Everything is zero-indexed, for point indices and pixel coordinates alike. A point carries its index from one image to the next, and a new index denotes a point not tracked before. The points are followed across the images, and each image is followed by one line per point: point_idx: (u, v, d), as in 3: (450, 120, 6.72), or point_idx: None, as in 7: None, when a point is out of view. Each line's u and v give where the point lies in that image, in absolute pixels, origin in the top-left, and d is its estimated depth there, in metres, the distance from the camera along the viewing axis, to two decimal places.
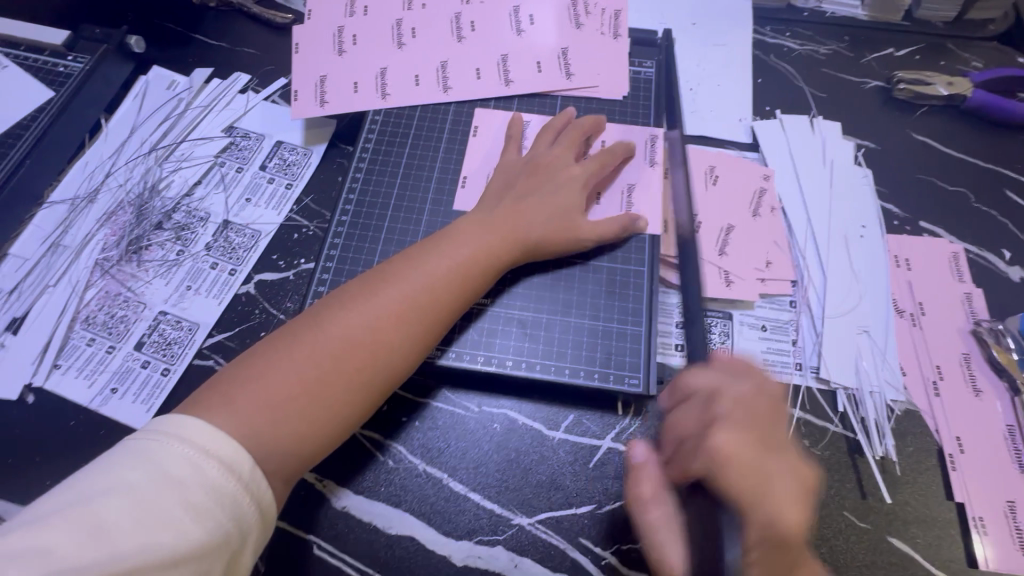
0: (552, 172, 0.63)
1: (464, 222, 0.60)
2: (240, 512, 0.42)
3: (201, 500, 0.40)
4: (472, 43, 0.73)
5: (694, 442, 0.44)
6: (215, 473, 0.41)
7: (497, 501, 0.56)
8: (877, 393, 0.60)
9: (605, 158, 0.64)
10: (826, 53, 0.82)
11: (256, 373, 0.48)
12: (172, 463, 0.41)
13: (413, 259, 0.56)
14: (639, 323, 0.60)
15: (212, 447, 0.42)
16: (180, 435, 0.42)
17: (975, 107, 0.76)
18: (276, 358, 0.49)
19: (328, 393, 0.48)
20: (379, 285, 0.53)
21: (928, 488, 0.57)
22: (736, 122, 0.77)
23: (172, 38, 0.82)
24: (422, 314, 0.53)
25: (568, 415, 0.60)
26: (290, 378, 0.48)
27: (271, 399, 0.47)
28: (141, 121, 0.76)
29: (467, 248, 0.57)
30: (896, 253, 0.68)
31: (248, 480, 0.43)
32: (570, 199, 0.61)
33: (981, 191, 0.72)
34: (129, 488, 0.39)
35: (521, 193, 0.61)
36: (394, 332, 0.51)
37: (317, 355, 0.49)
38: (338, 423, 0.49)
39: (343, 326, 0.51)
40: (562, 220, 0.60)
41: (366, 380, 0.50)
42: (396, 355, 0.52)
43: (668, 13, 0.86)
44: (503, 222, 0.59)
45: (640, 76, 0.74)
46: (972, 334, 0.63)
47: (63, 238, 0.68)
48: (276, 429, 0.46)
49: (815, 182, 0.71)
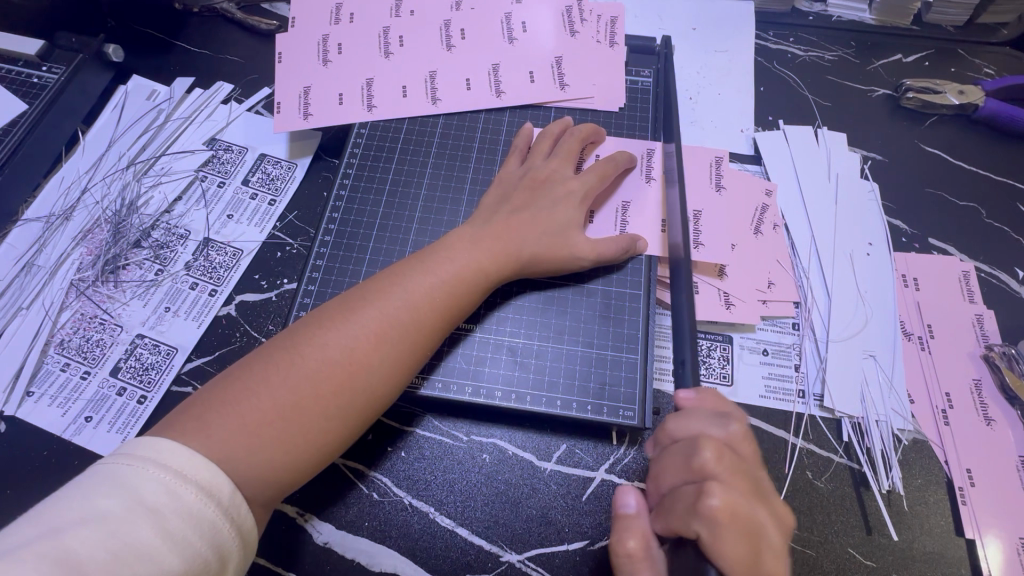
0: (548, 187, 0.60)
1: (451, 238, 0.57)
2: (220, 540, 0.39)
3: (177, 529, 0.38)
4: (462, 51, 0.70)
5: (688, 504, 0.40)
6: (194, 499, 0.39)
7: (486, 537, 0.54)
8: (884, 422, 0.57)
9: (604, 170, 0.61)
10: (831, 59, 0.79)
11: (229, 396, 0.45)
12: (146, 489, 0.38)
13: (405, 274, 0.53)
14: (634, 349, 0.57)
15: (190, 470, 0.40)
16: (156, 459, 0.40)
17: (987, 116, 0.73)
18: (255, 379, 0.46)
19: (306, 416, 0.46)
20: (364, 302, 0.51)
21: (936, 523, 0.54)
22: (737, 133, 0.74)
23: (152, 46, 0.79)
24: (407, 335, 0.50)
25: (560, 444, 0.57)
26: (263, 401, 0.45)
27: (248, 424, 0.44)
28: (119, 134, 0.73)
29: (454, 265, 0.54)
30: (904, 272, 0.65)
31: (228, 506, 0.41)
32: (565, 216, 0.58)
33: (993, 206, 0.69)
34: (101, 516, 0.36)
35: (515, 208, 0.59)
36: (375, 353, 0.49)
37: (298, 378, 0.46)
38: (317, 449, 0.46)
39: (322, 347, 0.48)
40: (555, 239, 0.57)
41: (344, 404, 0.47)
42: (378, 379, 0.49)
43: (666, 19, 0.83)
44: (497, 238, 0.56)
45: (637, 85, 0.71)
46: (983, 358, 0.60)
47: (38, 257, 0.66)
48: (252, 456, 0.43)
49: (819, 197, 0.68)
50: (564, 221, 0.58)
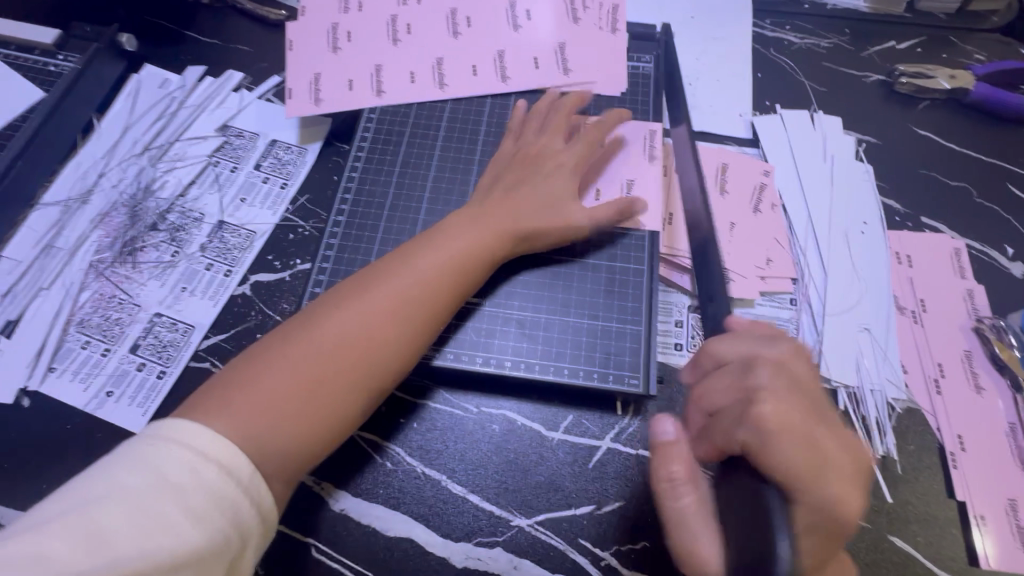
0: (540, 163, 0.62)
1: (453, 216, 0.59)
2: (240, 517, 0.41)
3: (197, 506, 0.39)
4: (468, 38, 0.72)
5: (736, 414, 0.42)
6: (215, 478, 0.41)
7: (496, 502, 0.56)
8: (878, 391, 0.60)
9: (593, 139, 0.64)
10: (826, 46, 0.81)
11: (249, 376, 0.47)
12: (169, 468, 0.40)
13: (412, 255, 0.55)
14: (638, 322, 0.59)
15: (211, 450, 0.42)
16: (177, 440, 0.41)
17: (977, 100, 0.75)
18: (273, 359, 0.48)
19: (325, 392, 0.48)
20: (374, 283, 0.53)
21: (929, 487, 0.56)
22: (736, 117, 0.76)
23: (164, 36, 0.81)
24: (417, 312, 0.52)
25: (567, 415, 0.59)
26: (283, 379, 0.47)
27: (271, 401, 0.46)
28: (134, 120, 0.75)
29: (459, 244, 0.56)
30: (898, 250, 0.67)
31: (247, 483, 0.42)
32: (571, 195, 0.61)
33: (983, 186, 0.72)
34: (128, 493, 0.38)
35: (523, 187, 0.61)
36: (387, 329, 0.51)
37: (316, 356, 0.48)
38: (338, 423, 0.49)
39: (336, 325, 0.50)
40: (559, 215, 0.59)
41: (361, 379, 0.50)
42: (391, 354, 0.51)
43: (666, 7, 0.85)
44: (504, 213, 0.58)
45: (638, 71, 0.73)
46: (974, 331, 0.63)
47: (57, 240, 0.68)
48: (276, 432, 0.46)
49: (815, 178, 0.71)
50: (570, 201, 0.60)
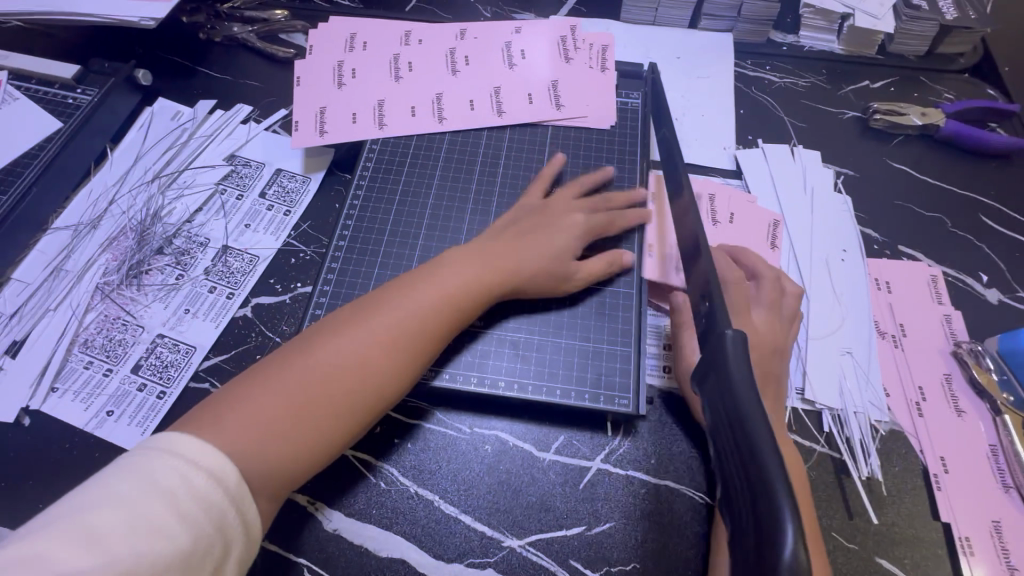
0: (552, 222, 0.64)
1: (455, 253, 0.61)
2: (224, 522, 0.42)
3: (186, 509, 0.40)
4: (466, 75, 0.77)
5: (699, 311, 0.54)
6: (202, 486, 0.42)
7: (488, 523, 0.56)
8: (861, 413, 0.61)
9: (599, 207, 0.67)
10: (805, 85, 0.86)
11: (247, 394, 0.49)
12: (159, 473, 0.41)
13: (413, 287, 0.57)
14: (628, 343, 0.61)
15: (203, 460, 0.43)
16: (169, 447, 0.43)
17: (948, 136, 0.79)
18: (270, 378, 0.50)
19: (316, 418, 0.49)
20: (374, 312, 0.55)
21: (914, 508, 0.57)
22: (721, 150, 0.80)
23: (178, 72, 0.86)
24: (415, 346, 0.54)
25: (558, 436, 0.61)
26: (278, 398, 0.49)
27: (265, 420, 0.48)
28: (146, 150, 0.78)
29: (456, 279, 0.58)
30: (877, 276, 0.70)
31: (233, 493, 0.43)
32: (563, 243, 0.62)
33: (957, 217, 0.75)
34: (121, 497, 0.39)
35: (518, 228, 0.64)
36: (384, 359, 0.53)
37: (311, 379, 0.50)
38: (324, 450, 0.50)
39: (335, 351, 0.52)
40: (551, 264, 0.61)
41: (355, 404, 0.51)
42: (385, 382, 0.53)
43: (654, 47, 0.89)
44: (497, 253, 0.60)
45: (626, 106, 0.77)
46: (953, 355, 0.65)
47: (66, 263, 0.70)
48: (264, 452, 0.47)
49: (797, 209, 0.74)
50: (564, 249, 0.62)
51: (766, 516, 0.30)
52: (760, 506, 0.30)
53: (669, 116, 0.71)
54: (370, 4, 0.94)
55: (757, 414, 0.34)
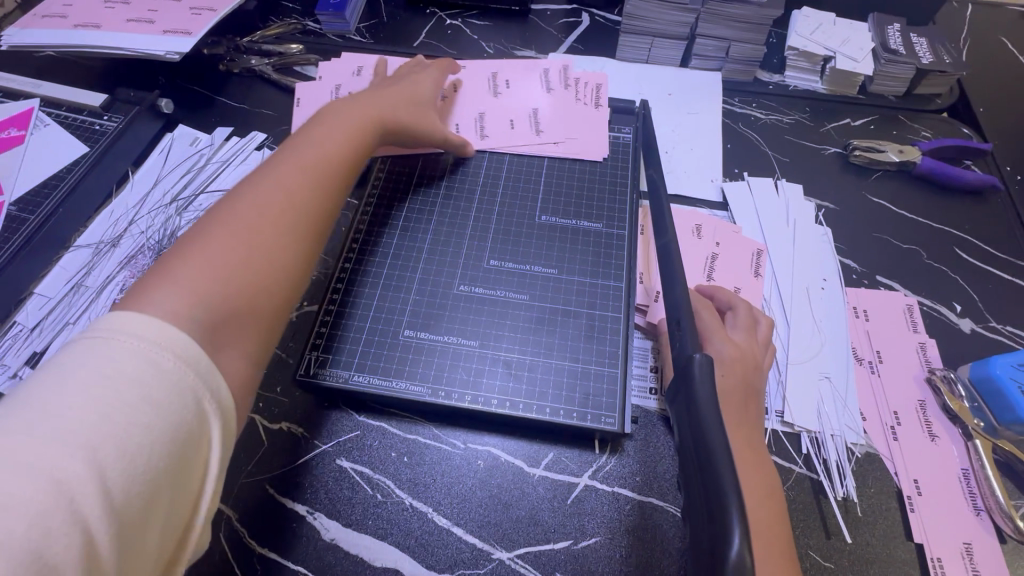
0: (406, 91, 0.75)
1: (329, 108, 0.66)
2: (200, 413, 0.39)
3: (158, 394, 0.37)
4: (462, 101, 0.84)
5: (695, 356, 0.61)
6: (173, 370, 0.38)
7: (479, 535, 0.59)
8: (838, 436, 0.64)
9: (443, 68, 0.84)
10: (789, 122, 0.91)
11: (165, 275, 0.44)
12: (126, 357, 0.37)
13: (304, 140, 0.60)
14: (615, 365, 0.65)
15: (167, 342, 0.39)
16: (129, 332, 0.38)
17: (924, 172, 0.84)
18: (185, 257, 0.46)
19: (251, 274, 0.48)
20: (279, 162, 0.56)
21: (888, 529, 0.59)
22: (708, 182, 0.84)
23: (198, 101, 0.91)
24: (329, 162, 0.58)
25: (548, 452, 0.63)
26: (205, 266, 0.46)
27: (205, 287, 0.45)
28: (165, 174, 0.83)
29: (343, 125, 0.63)
30: (855, 305, 0.73)
31: (207, 381, 0.40)
32: (424, 92, 0.77)
33: (933, 249, 0.79)
34: (86, 385, 0.35)
35: (383, 91, 0.72)
36: (303, 191, 0.55)
37: (237, 244, 0.49)
38: (270, 284, 0.50)
39: (249, 208, 0.51)
40: (416, 108, 0.74)
41: (291, 235, 0.52)
42: (313, 192, 0.55)
43: (646, 84, 0.95)
44: (375, 103, 0.69)
45: (619, 140, 0.82)
46: (927, 381, 0.68)
47: (86, 279, 0.74)
48: (209, 307, 0.44)
49: (779, 239, 0.78)
50: (417, 101, 0.75)
51: (718, 510, 0.34)
52: (713, 501, 0.35)
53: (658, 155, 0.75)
54: (381, 39, 1.00)
55: (715, 423, 0.39)
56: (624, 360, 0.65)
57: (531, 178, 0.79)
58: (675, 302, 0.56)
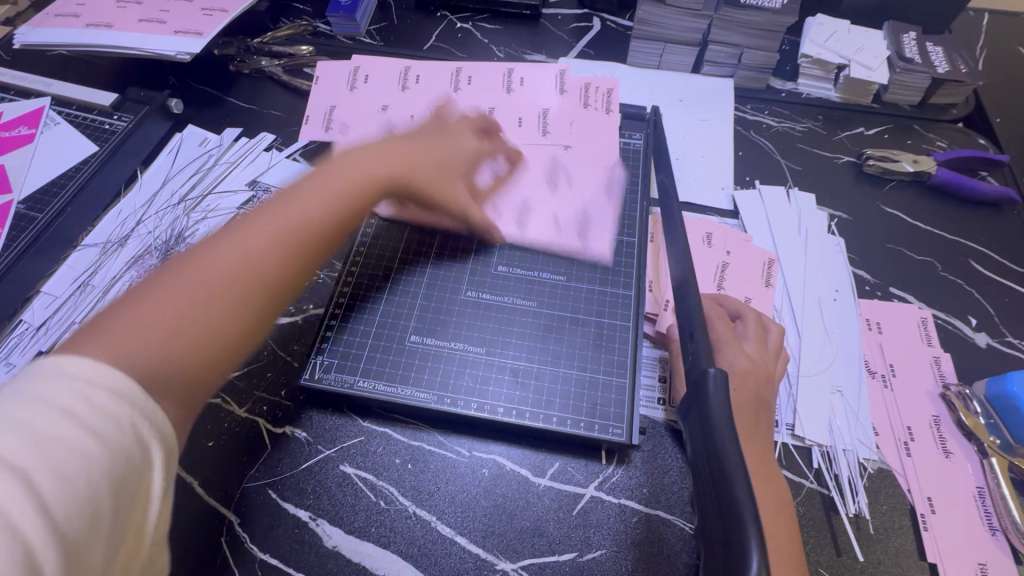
0: (442, 139, 0.72)
1: (350, 150, 0.66)
2: (142, 437, 0.37)
3: (90, 425, 0.35)
4: (466, 93, 0.84)
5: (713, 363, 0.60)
6: (106, 401, 0.36)
7: (482, 546, 0.58)
8: (850, 451, 0.63)
9: (480, 123, 0.76)
10: (801, 130, 0.90)
11: (126, 310, 0.44)
12: (58, 396, 0.35)
13: (288, 192, 0.58)
14: (624, 374, 0.64)
15: (97, 376, 0.37)
16: (59, 370, 0.36)
17: (939, 182, 0.83)
18: (155, 291, 0.46)
19: (203, 317, 0.46)
20: (262, 212, 0.55)
21: (901, 548, 0.58)
22: (719, 190, 0.83)
23: (208, 101, 0.91)
24: (304, 225, 0.55)
25: (554, 462, 0.63)
26: (165, 305, 0.45)
27: (150, 328, 0.43)
28: (173, 174, 0.83)
29: (335, 181, 0.60)
30: (868, 317, 0.72)
31: (146, 407, 0.38)
32: (460, 142, 0.72)
33: (948, 261, 0.77)
34: (20, 425, 0.33)
35: (405, 144, 0.69)
36: (292, 237, 0.54)
37: (210, 284, 0.48)
38: (223, 330, 0.47)
39: (215, 254, 0.50)
40: (446, 168, 0.69)
41: (262, 287, 0.50)
42: (279, 263, 0.52)
43: (657, 90, 0.94)
44: (403, 155, 0.67)
45: (629, 146, 0.81)
46: (941, 397, 0.66)
47: (93, 278, 0.74)
48: (155, 354, 0.42)
49: (791, 249, 0.77)
50: (454, 166, 0.71)
51: (736, 544, 0.33)
52: (731, 535, 0.34)
53: (669, 159, 0.74)
54: (391, 42, 1.00)
55: (733, 450, 0.37)
56: (634, 370, 0.64)
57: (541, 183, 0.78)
58: (688, 314, 0.54)
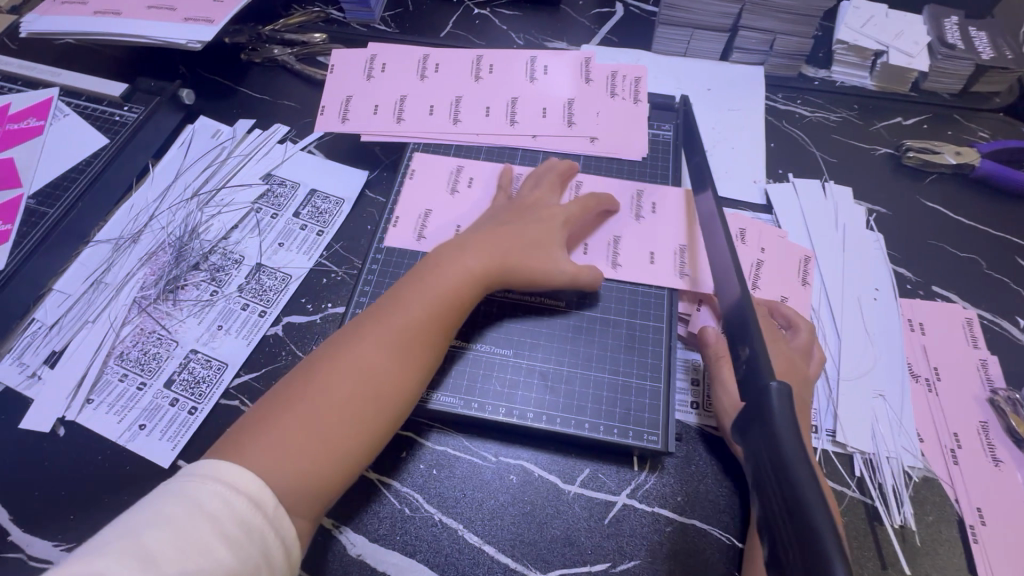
0: (531, 212, 0.66)
1: (454, 242, 0.63)
2: (267, 546, 0.43)
3: (230, 531, 0.41)
4: (487, 83, 0.80)
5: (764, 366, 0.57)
6: (244, 509, 0.43)
7: (511, 555, 0.56)
8: (894, 459, 0.60)
9: (587, 204, 0.68)
10: (836, 120, 0.86)
11: (264, 423, 0.49)
12: (205, 498, 0.42)
13: (414, 285, 0.58)
14: (657, 378, 0.61)
15: (240, 481, 0.44)
16: (214, 474, 0.43)
17: (983, 175, 0.79)
18: (281, 407, 0.50)
19: (327, 433, 0.49)
20: (377, 316, 0.56)
21: (950, 561, 0.55)
22: (750, 183, 0.80)
23: (220, 91, 0.88)
24: (420, 329, 0.55)
25: (584, 468, 0.60)
26: (293, 419, 0.49)
27: (290, 442, 0.47)
28: (186, 167, 0.80)
29: (450, 275, 0.59)
30: (910, 317, 0.69)
31: (274, 515, 0.44)
32: (550, 232, 0.64)
33: (993, 258, 0.74)
34: (172, 523, 0.40)
35: (501, 222, 0.65)
36: (432, 321, 0.56)
37: (323, 393, 0.50)
38: (346, 443, 0.50)
39: (339, 366, 0.52)
40: (536, 250, 0.62)
41: (381, 387, 0.52)
42: (390, 370, 0.53)
43: (684, 79, 0.90)
44: (498, 237, 0.62)
45: (658, 138, 0.78)
46: (989, 402, 0.63)
47: (105, 275, 0.72)
48: (285, 466, 0.46)
49: (828, 245, 0.73)
50: (547, 242, 0.64)
51: None
52: None
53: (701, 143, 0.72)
54: (406, 29, 0.96)
55: (810, 481, 0.32)
56: (667, 373, 0.61)
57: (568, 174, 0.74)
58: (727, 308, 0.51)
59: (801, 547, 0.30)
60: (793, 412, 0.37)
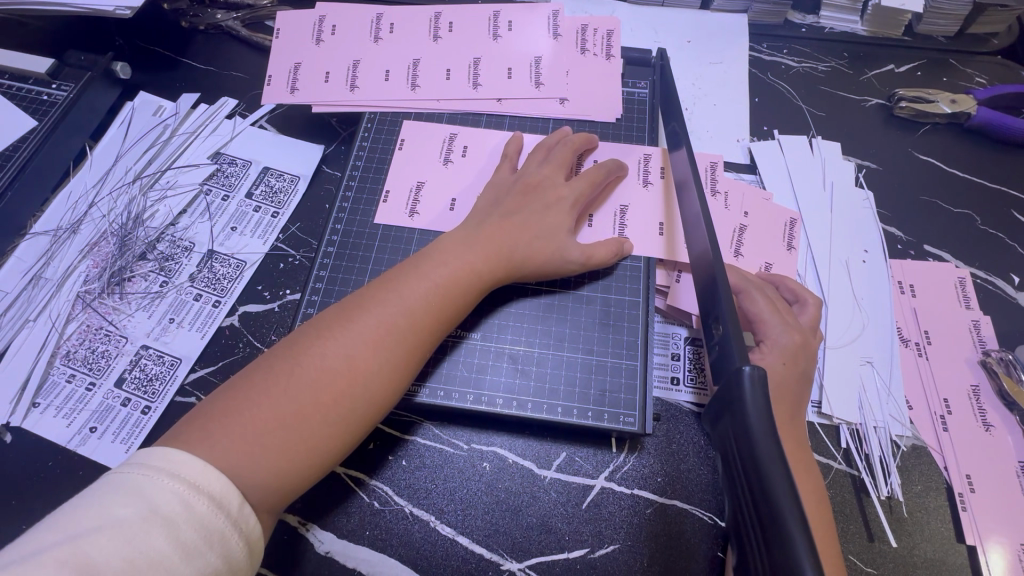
0: (540, 192, 0.60)
1: (451, 234, 0.58)
2: (229, 551, 0.38)
3: (188, 538, 0.37)
4: (448, 43, 0.74)
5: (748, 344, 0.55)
6: (204, 510, 0.38)
7: (486, 545, 0.54)
8: (882, 428, 0.58)
9: (594, 177, 0.62)
10: (825, 70, 0.80)
11: (230, 408, 0.44)
12: (160, 498, 0.37)
13: (411, 272, 0.53)
14: (634, 356, 0.58)
15: (198, 478, 0.39)
16: (170, 468, 0.39)
17: (980, 124, 0.74)
18: (251, 393, 0.45)
19: (303, 431, 0.44)
20: (366, 304, 0.50)
21: (937, 530, 0.54)
22: (734, 142, 0.75)
23: (160, 63, 0.81)
24: (415, 324, 0.50)
25: (560, 452, 0.58)
26: (265, 410, 0.44)
27: (257, 436, 0.43)
28: (126, 149, 0.74)
29: (448, 267, 0.54)
30: (900, 279, 0.65)
31: (236, 516, 0.40)
32: (557, 219, 0.59)
33: (987, 213, 0.70)
34: (117, 529, 0.35)
35: (507, 210, 0.59)
36: (429, 317, 0.51)
37: (301, 385, 0.45)
38: (323, 442, 0.45)
39: (323, 356, 0.47)
40: (548, 241, 0.58)
41: (367, 386, 0.47)
42: (380, 370, 0.48)
43: (662, 31, 0.84)
44: (503, 227, 0.57)
45: (633, 97, 0.72)
46: (981, 364, 0.61)
47: (45, 270, 0.67)
48: (250, 461, 0.42)
49: (816, 205, 0.69)
50: (550, 227, 0.58)
51: None
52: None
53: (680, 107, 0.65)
54: None
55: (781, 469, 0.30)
56: (644, 349, 0.58)
57: (538, 140, 0.69)
58: (709, 279, 0.47)
59: (766, 536, 0.28)
60: (766, 398, 0.34)
